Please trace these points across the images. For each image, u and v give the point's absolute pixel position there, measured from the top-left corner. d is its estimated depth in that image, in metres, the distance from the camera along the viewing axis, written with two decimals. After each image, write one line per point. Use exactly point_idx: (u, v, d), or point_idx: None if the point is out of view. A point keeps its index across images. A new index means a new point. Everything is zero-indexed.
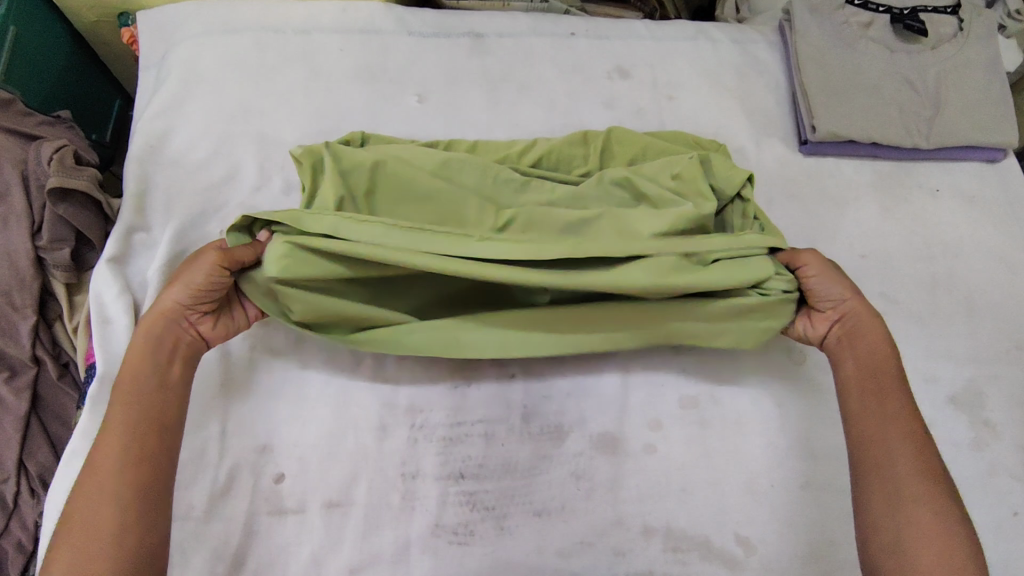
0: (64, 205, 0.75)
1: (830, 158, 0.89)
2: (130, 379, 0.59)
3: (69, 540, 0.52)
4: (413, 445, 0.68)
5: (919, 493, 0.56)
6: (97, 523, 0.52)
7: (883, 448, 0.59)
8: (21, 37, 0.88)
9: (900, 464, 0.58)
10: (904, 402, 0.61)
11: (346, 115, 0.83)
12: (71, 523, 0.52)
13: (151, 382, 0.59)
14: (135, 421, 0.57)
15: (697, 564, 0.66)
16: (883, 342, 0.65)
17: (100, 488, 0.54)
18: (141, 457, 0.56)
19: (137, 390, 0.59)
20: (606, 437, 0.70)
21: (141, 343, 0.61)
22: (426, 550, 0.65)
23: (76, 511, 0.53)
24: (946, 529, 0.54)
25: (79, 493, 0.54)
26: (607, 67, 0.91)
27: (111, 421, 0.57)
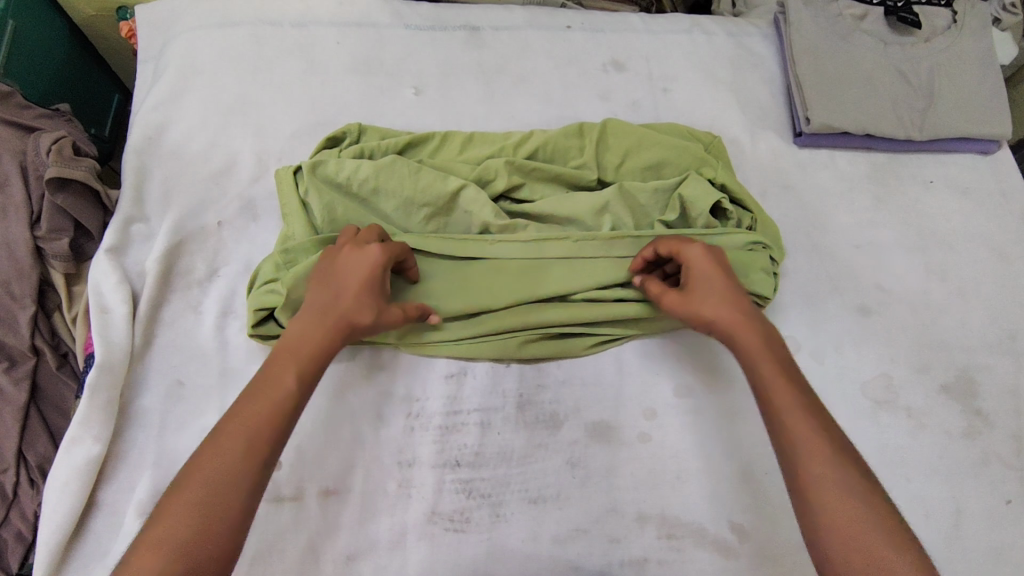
0: (62, 194, 0.76)
1: (824, 150, 0.89)
2: (298, 365, 0.57)
3: (192, 505, 0.48)
4: (410, 433, 0.68)
5: (829, 492, 0.52)
6: (226, 496, 0.49)
7: (788, 453, 0.55)
8: (22, 31, 0.89)
9: (809, 465, 0.53)
10: (794, 393, 0.57)
11: (342, 107, 0.84)
12: (198, 486, 0.49)
13: (315, 372, 0.57)
14: (297, 399, 0.55)
15: (692, 551, 0.66)
16: (762, 336, 0.61)
17: (236, 463, 0.50)
18: (276, 448, 0.53)
19: (306, 371, 0.57)
20: (601, 425, 0.70)
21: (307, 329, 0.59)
22: (422, 537, 0.65)
23: (205, 471, 0.49)
24: (867, 532, 0.50)
25: (216, 451, 0.50)
26: (603, 60, 0.91)
27: (269, 395, 0.54)
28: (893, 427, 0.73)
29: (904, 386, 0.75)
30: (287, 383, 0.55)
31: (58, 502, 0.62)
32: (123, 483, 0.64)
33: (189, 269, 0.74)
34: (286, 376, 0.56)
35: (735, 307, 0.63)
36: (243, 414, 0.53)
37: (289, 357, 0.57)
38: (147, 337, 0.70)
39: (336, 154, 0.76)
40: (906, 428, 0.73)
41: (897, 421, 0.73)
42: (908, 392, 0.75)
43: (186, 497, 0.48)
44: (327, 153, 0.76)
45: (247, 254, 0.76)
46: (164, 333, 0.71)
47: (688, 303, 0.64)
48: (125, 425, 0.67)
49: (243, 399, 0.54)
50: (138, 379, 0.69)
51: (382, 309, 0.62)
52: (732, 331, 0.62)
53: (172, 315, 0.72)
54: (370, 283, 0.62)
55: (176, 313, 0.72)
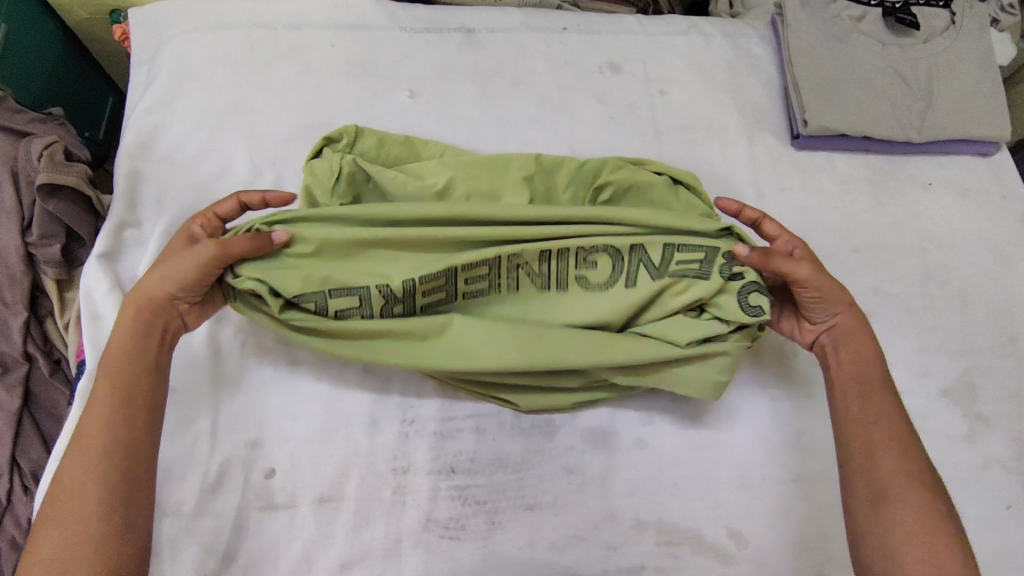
0: (54, 201, 0.75)
1: (822, 152, 0.89)
2: (118, 360, 0.57)
3: (56, 520, 0.51)
4: (404, 440, 0.68)
5: (906, 495, 0.55)
6: (80, 500, 0.51)
7: (868, 451, 0.58)
8: (14, 36, 0.88)
9: (886, 470, 0.57)
10: (893, 407, 0.60)
11: (337, 111, 0.83)
12: (59, 503, 0.52)
13: (135, 359, 0.58)
14: (128, 391, 0.56)
15: (689, 558, 0.66)
16: (869, 352, 0.63)
17: (82, 466, 0.53)
18: (117, 438, 0.54)
19: (123, 364, 0.57)
20: (598, 431, 0.70)
21: (122, 333, 0.59)
22: (417, 545, 0.64)
23: (64, 487, 0.52)
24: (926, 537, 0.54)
25: (70, 467, 0.53)
26: (599, 62, 0.91)
27: (97, 398, 0.56)
28: None
29: (902, 390, 0.75)
30: (100, 381, 0.56)
31: None
32: None
33: None
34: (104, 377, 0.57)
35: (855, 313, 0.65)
36: (90, 423, 0.54)
37: (105, 360, 0.58)
38: None
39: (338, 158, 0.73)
40: None
41: None
42: (907, 396, 0.75)
43: (51, 516, 0.51)
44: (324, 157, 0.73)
45: None
46: None
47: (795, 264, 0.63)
48: None
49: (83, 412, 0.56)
50: None
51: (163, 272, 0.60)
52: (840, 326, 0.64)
53: None
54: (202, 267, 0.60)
55: None
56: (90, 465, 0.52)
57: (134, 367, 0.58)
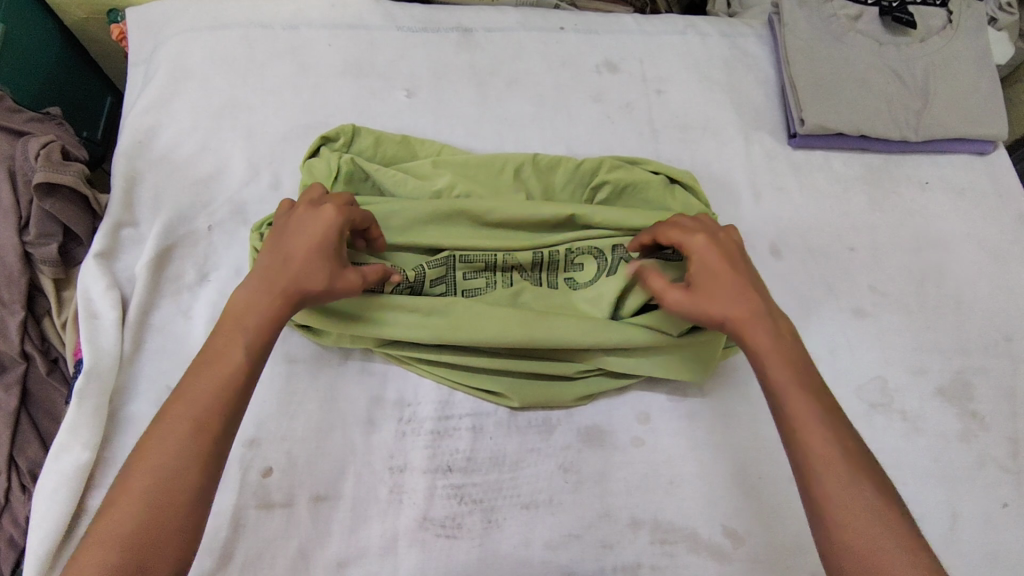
0: (51, 200, 0.75)
1: (819, 151, 0.89)
2: (252, 338, 0.56)
3: (142, 493, 0.48)
4: (401, 438, 0.68)
5: (845, 504, 0.49)
6: (173, 481, 0.48)
7: (803, 462, 0.52)
8: (12, 35, 0.88)
9: (823, 481, 0.51)
10: (803, 395, 0.54)
11: (333, 111, 0.83)
12: (143, 476, 0.48)
13: (268, 348, 0.56)
14: (247, 376, 0.54)
15: (685, 556, 0.66)
16: (774, 337, 0.58)
17: (184, 436, 0.50)
18: (225, 426, 0.52)
19: (258, 348, 0.55)
20: (594, 430, 0.70)
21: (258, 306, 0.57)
22: (413, 543, 0.64)
23: (150, 457, 0.49)
24: (879, 545, 0.48)
25: (164, 444, 0.50)
26: (596, 61, 0.91)
27: (215, 375, 0.53)
28: (888, 430, 0.72)
29: (898, 389, 0.75)
30: (235, 357, 0.54)
31: (47, 509, 0.61)
32: None
33: (179, 274, 0.73)
34: (232, 351, 0.55)
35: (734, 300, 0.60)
36: (194, 399, 0.52)
37: (237, 329, 0.56)
38: (137, 343, 0.70)
39: (338, 156, 0.74)
40: (901, 431, 0.73)
41: (891, 424, 0.73)
42: (902, 395, 0.75)
43: (130, 489, 0.48)
44: (324, 155, 0.74)
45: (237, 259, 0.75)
46: (153, 339, 0.70)
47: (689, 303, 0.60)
48: (113, 432, 0.66)
49: (190, 382, 0.53)
50: (127, 385, 0.68)
51: (333, 272, 0.60)
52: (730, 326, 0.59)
53: (162, 320, 0.71)
54: (326, 249, 0.60)
55: (166, 318, 0.71)
56: (197, 447, 0.50)
57: (256, 349, 0.55)
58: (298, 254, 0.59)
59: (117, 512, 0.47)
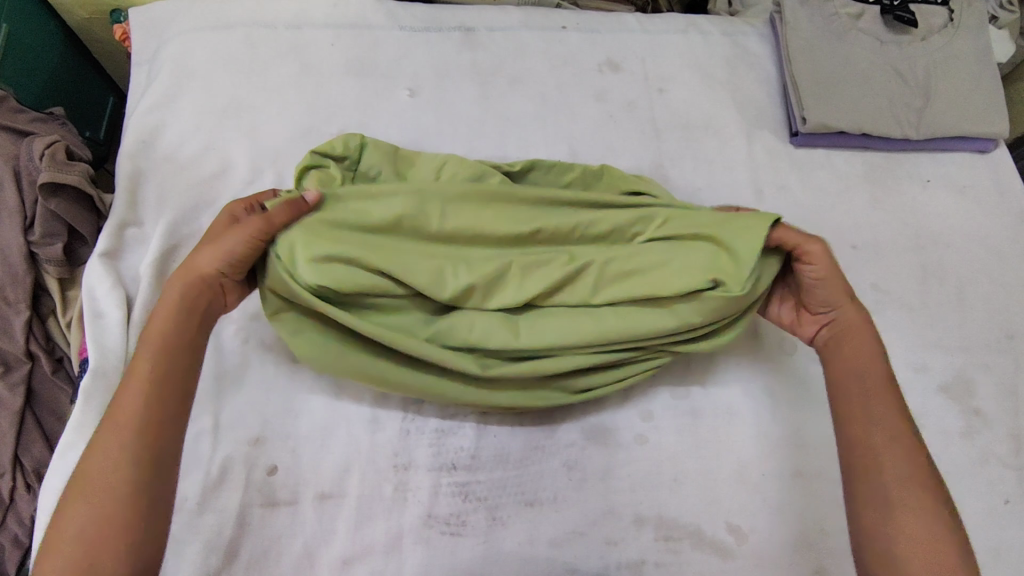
0: (56, 200, 0.75)
1: (820, 149, 0.89)
2: (163, 338, 0.55)
3: (86, 496, 0.47)
4: (405, 436, 0.68)
5: (908, 500, 0.53)
6: (106, 484, 0.48)
7: (873, 454, 0.56)
8: (15, 35, 0.88)
9: (888, 468, 0.55)
10: (895, 408, 0.58)
11: (337, 110, 0.83)
12: (85, 484, 0.48)
13: (178, 339, 0.56)
14: (161, 367, 0.54)
15: (689, 553, 0.66)
16: (869, 359, 0.62)
17: (112, 438, 0.50)
18: (152, 420, 0.51)
19: (173, 340, 0.55)
20: (598, 427, 0.70)
21: (170, 303, 0.57)
22: (418, 540, 0.65)
23: (90, 466, 0.49)
24: (933, 536, 0.52)
25: (94, 453, 0.49)
26: (598, 61, 0.91)
27: (136, 377, 0.53)
28: None
29: (901, 386, 0.75)
30: (144, 358, 0.54)
31: (54, 506, 0.61)
32: None
33: None
34: (146, 354, 0.54)
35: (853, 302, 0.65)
36: (120, 402, 0.52)
37: (147, 339, 0.56)
38: None
39: (347, 179, 0.72)
40: None
41: None
42: (905, 393, 0.75)
43: (71, 503, 0.47)
44: (329, 171, 0.72)
45: None
46: None
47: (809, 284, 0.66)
48: None
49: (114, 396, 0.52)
50: None
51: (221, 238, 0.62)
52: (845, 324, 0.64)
53: None
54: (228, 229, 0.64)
55: None
56: (126, 429, 0.50)
57: (167, 344, 0.55)
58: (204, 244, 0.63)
59: (63, 528, 0.47)
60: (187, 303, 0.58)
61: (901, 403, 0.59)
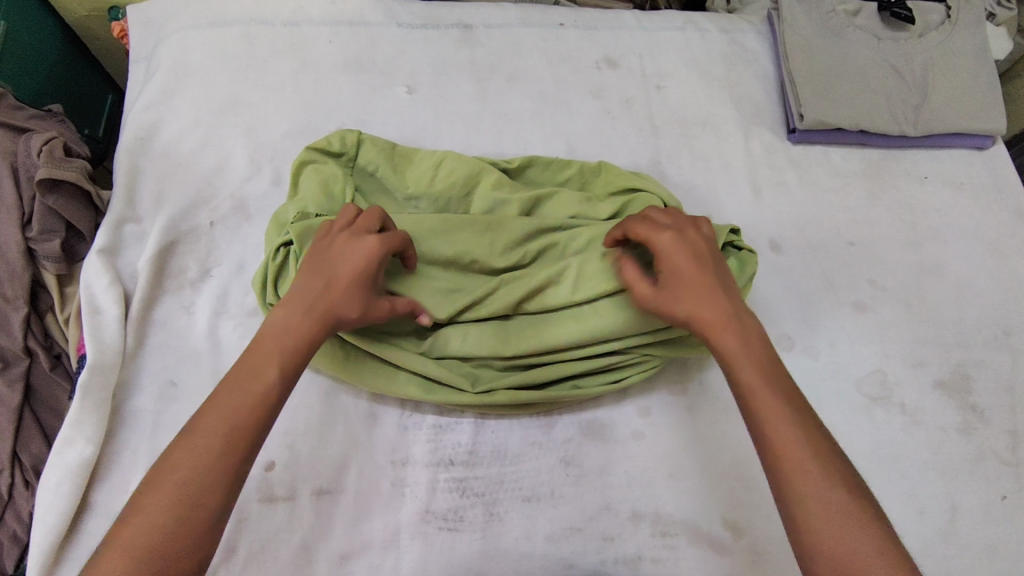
0: (54, 196, 0.75)
1: (818, 146, 0.89)
2: (285, 356, 0.55)
3: (171, 498, 0.47)
4: (403, 432, 0.68)
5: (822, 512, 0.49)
6: (200, 494, 0.48)
7: (780, 467, 0.51)
8: (13, 33, 0.88)
9: (791, 452, 0.51)
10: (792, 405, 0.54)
11: (334, 107, 0.84)
12: (174, 483, 0.48)
13: (298, 361, 0.56)
14: (282, 389, 0.54)
15: (686, 549, 0.66)
16: (741, 339, 0.58)
17: (218, 449, 0.50)
18: (254, 446, 0.51)
19: (295, 368, 0.55)
20: (595, 423, 0.70)
21: (300, 324, 0.57)
22: (416, 536, 0.65)
23: (185, 465, 0.49)
24: (841, 514, 0.48)
25: (192, 454, 0.49)
26: (596, 58, 0.91)
27: (254, 389, 0.53)
28: (887, 424, 0.73)
29: (897, 383, 0.75)
30: (269, 378, 0.53)
31: (51, 502, 0.61)
32: (115, 483, 0.64)
33: (182, 270, 0.74)
34: (268, 374, 0.54)
35: (703, 293, 0.60)
36: (230, 408, 0.51)
37: (270, 349, 0.55)
38: (140, 339, 0.70)
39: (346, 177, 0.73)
40: (900, 424, 0.73)
41: (890, 417, 0.73)
42: (902, 389, 0.75)
43: (155, 498, 0.47)
44: (326, 169, 0.73)
45: (239, 255, 0.75)
46: (156, 334, 0.71)
47: (656, 300, 0.62)
48: (117, 427, 0.66)
49: (218, 401, 0.52)
50: (131, 379, 0.68)
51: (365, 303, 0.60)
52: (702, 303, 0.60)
53: (164, 315, 0.71)
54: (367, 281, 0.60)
55: (169, 313, 0.72)
56: (234, 444, 0.50)
57: (290, 364, 0.55)
58: (338, 283, 0.59)
59: (138, 520, 0.47)
60: (316, 333, 0.57)
61: (796, 394, 0.54)
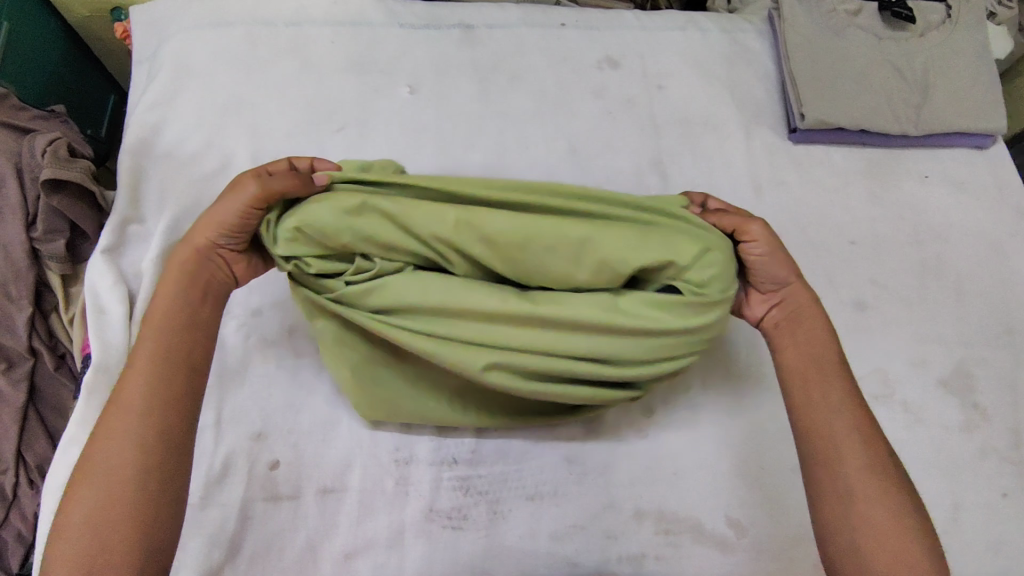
0: (58, 196, 0.76)
1: (819, 145, 0.90)
2: (161, 328, 0.53)
3: (87, 483, 0.46)
4: (407, 431, 0.69)
5: (874, 498, 0.51)
6: (111, 471, 0.47)
7: (835, 450, 0.54)
8: (17, 33, 0.89)
9: (850, 464, 0.53)
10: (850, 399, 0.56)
11: (337, 107, 0.84)
12: (85, 474, 0.47)
13: (178, 326, 0.54)
14: (161, 355, 0.52)
15: (689, 546, 0.66)
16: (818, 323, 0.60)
17: (114, 428, 0.48)
18: (152, 414, 0.49)
19: (173, 331, 0.53)
20: (599, 422, 0.71)
21: (169, 288, 0.55)
22: (420, 534, 0.65)
23: (91, 453, 0.48)
24: (888, 509, 0.51)
25: (96, 440, 0.48)
26: (598, 58, 0.91)
27: (134, 365, 0.51)
28: (889, 421, 0.73)
29: (899, 381, 0.76)
30: (143, 351, 0.52)
31: (56, 502, 0.62)
32: None
33: None
34: (146, 346, 0.52)
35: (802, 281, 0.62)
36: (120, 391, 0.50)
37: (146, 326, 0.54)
38: None
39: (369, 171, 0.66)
40: (902, 422, 0.73)
41: (892, 415, 0.74)
42: (904, 387, 0.75)
43: (73, 491, 0.47)
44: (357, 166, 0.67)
45: None
46: None
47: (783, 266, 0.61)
48: None
49: (112, 392, 0.51)
50: None
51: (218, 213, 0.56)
52: (796, 309, 0.61)
53: None
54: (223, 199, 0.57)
55: None
56: (128, 418, 0.49)
57: (166, 329, 0.53)
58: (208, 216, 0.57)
59: (63, 517, 0.46)
60: (189, 285, 0.55)
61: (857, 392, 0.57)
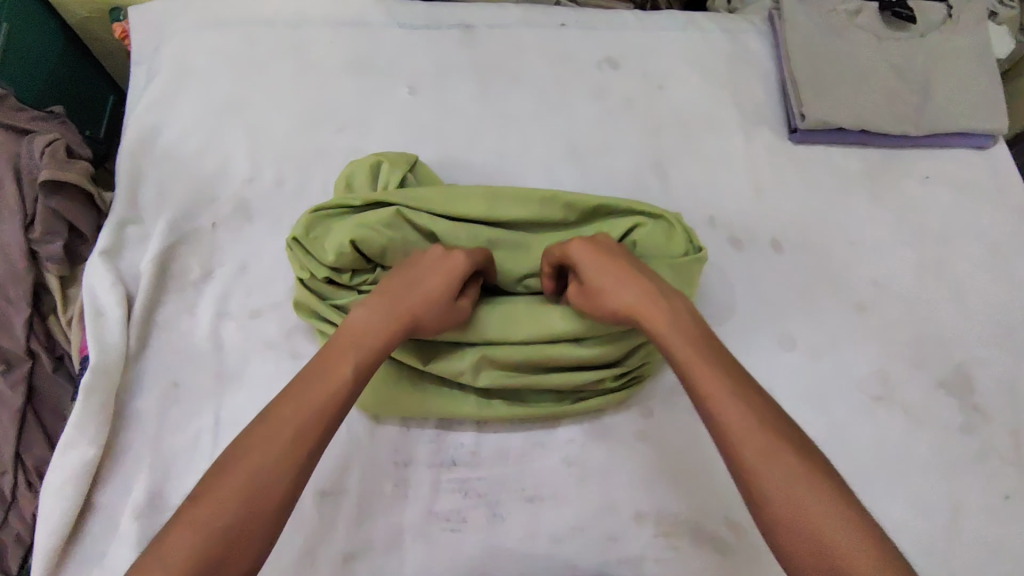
0: (55, 198, 0.77)
1: (819, 146, 0.89)
2: (359, 358, 0.54)
3: (234, 489, 0.46)
4: (405, 434, 0.69)
5: (784, 492, 0.46)
6: (260, 487, 0.46)
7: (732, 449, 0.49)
8: (15, 34, 0.89)
9: (747, 461, 0.48)
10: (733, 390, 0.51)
11: (335, 107, 0.84)
12: (234, 476, 0.46)
13: (368, 365, 0.54)
14: (352, 391, 0.52)
15: (688, 548, 0.66)
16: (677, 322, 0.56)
17: (281, 442, 0.48)
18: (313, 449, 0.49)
19: (363, 359, 0.54)
20: (598, 424, 0.71)
21: (370, 319, 0.56)
22: (419, 537, 0.65)
23: (245, 458, 0.47)
24: (801, 496, 0.45)
25: (256, 443, 0.48)
26: (598, 58, 0.91)
27: (320, 387, 0.51)
28: (889, 423, 0.73)
29: (899, 383, 0.75)
30: (342, 375, 0.52)
31: (55, 504, 0.62)
32: (120, 483, 0.64)
33: (183, 271, 0.74)
34: (340, 372, 0.52)
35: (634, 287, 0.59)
36: (293, 398, 0.50)
37: (344, 348, 0.54)
38: (142, 340, 0.70)
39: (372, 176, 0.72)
40: (902, 424, 0.73)
41: (892, 417, 0.73)
42: (904, 388, 0.75)
43: (213, 490, 0.45)
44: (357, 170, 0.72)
45: (241, 255, 0.75)
46: (159, 335, 0.71)
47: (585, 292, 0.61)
48: (120, 428, 0.66)
49: (274, 405, 0.50)
50: (134, 380, 0.68)
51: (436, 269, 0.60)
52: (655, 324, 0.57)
53: (166, 317, 0.72)
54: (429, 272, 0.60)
55: (171, 314, 0.72)
56: (293, 442, 0.48)
57: (365, 366, 0.54)
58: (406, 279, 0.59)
59: (201, 509, 0.45)
60: (384, 325, 0.56)
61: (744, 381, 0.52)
